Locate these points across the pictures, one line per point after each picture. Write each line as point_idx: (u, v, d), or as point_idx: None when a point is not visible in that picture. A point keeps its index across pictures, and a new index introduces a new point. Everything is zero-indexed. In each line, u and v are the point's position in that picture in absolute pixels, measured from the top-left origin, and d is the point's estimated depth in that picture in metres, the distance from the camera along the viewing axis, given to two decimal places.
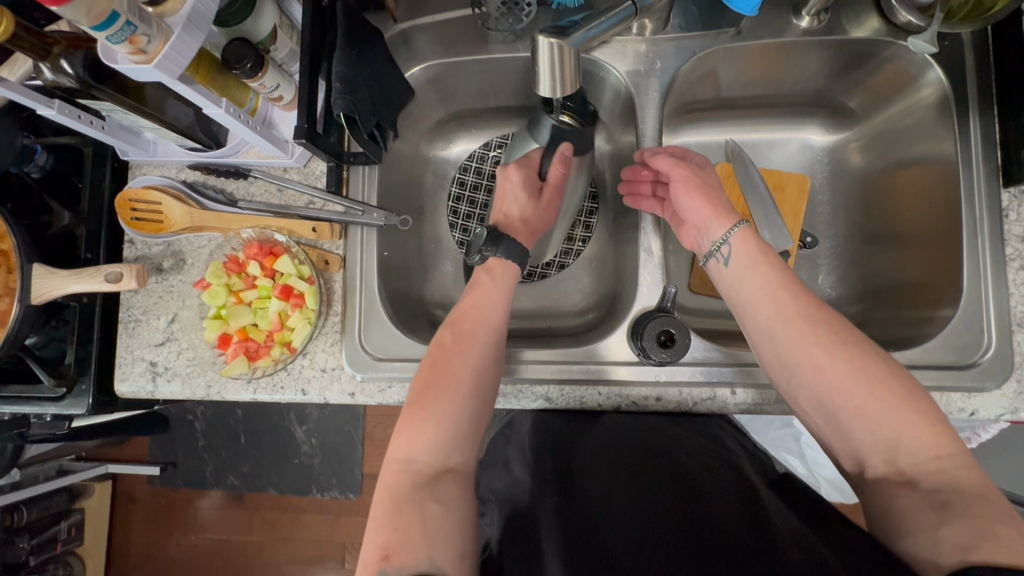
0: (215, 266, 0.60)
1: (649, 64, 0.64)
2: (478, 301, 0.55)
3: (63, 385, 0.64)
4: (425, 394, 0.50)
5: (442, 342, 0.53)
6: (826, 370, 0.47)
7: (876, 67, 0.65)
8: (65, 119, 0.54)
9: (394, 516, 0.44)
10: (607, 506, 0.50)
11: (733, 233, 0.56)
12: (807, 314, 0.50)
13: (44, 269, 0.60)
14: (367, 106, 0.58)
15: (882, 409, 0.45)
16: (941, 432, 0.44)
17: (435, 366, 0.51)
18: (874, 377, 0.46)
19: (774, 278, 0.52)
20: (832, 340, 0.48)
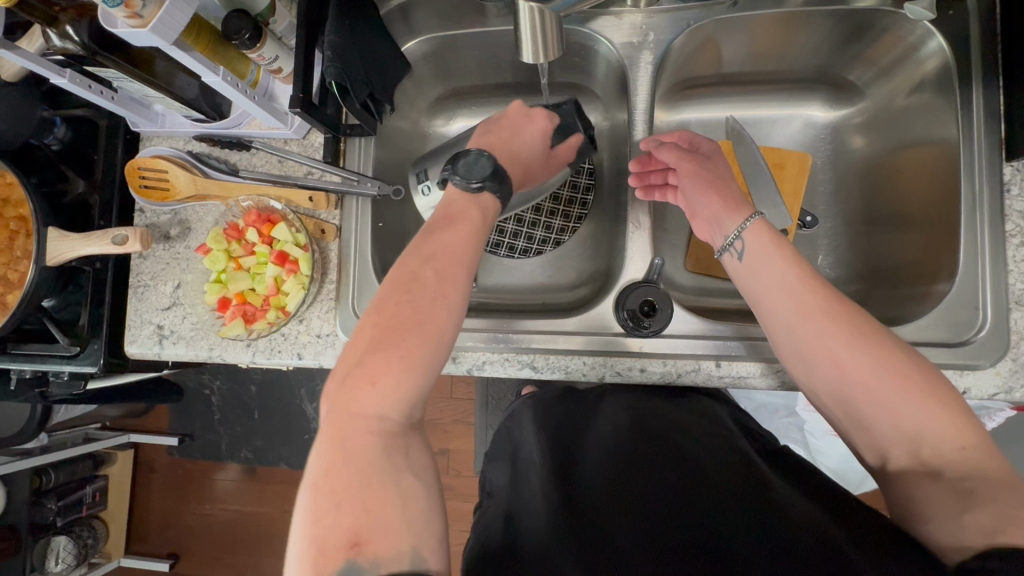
0: (215, 232, 0.63)
1: (643, 36, 0.64)
2: (462, 242, 0.48)
3: (77, 344, 0.67)
4: (397, 338, 0.43)
5: (424, 281, 0.45)
6: (847, 371, 0.44)
7: (878, 38, 0.63)
8: (76, 89, 0.57)
9: (359, 492, 0.38)
10: (604, 499, 0.49)
11: (751, 221, 0.52)
12: (828, 308, 0.46)
13: (58, 233, 0.63)
14: (360, 76, 0.59)
15: (906, 405, 0.42)
16: (963, 421, 0.42)
17: (412, 315, 0.44)
18: (897, 375, 0.43)
19: (792, 268, 0.48)
20: (855, 338, 0.44)
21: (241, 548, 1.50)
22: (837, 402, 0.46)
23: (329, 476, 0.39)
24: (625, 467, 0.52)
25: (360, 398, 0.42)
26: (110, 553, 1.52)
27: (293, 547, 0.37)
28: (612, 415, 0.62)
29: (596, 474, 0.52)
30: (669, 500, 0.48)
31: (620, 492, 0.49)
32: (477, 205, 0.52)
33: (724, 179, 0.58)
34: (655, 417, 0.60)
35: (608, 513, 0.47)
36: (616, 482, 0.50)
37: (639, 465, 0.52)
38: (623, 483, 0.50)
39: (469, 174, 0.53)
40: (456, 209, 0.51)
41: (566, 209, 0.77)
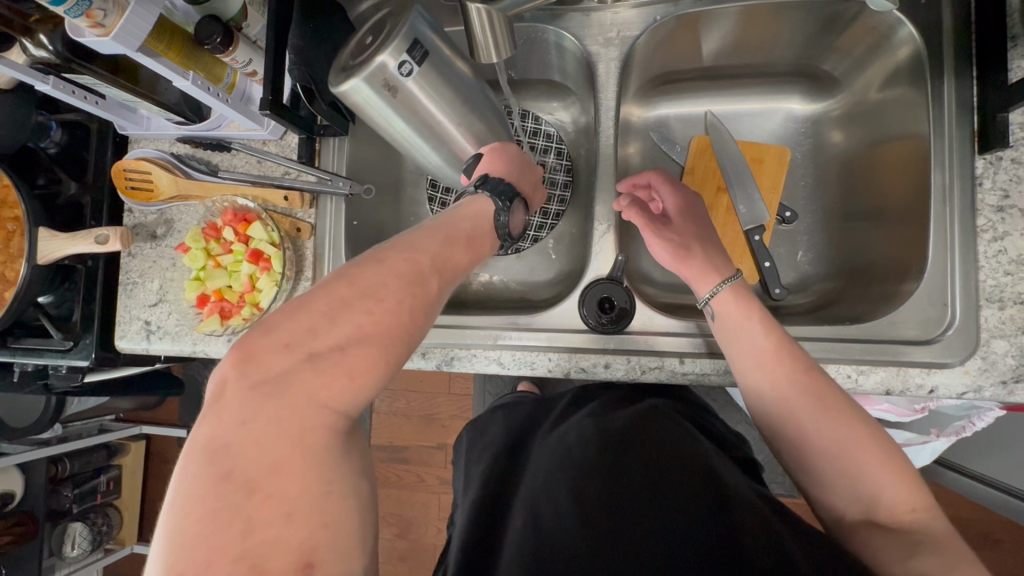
0: (194, 231, 0.65)
1: (611, 31, 0.64)
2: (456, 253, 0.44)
3: (70, 338, 0.70)
4: (388, 333, 0.39)
5: (421, 292, 0.41)
6: (812, 435, 0.46)
7: (851, 27, 0.62)
8: (60, 94, 0.59)
9: (271, 486, 0.32)
10: (567, 516, 0.47)
11: (725, 287, 0.54)
12: (796, 374, 0.47)
13: (48, 232, 0.66)
14: (327, 76, 0.60)
15: (860, 466, 0.44)
16: (915, 485, 0.43)
17: (401, 326, 0.39)
18: (857, 440, 0.44)
19: (764, 332, 0.50)
20: (819, 404, 0.46)
21: None
22: (799, 463, 0.47)
23: (260, 468, 0.33)
24: (590, 483, 0.50)
25: (320, 394, 0.36)
26: (124, 540, 1.58)
27: (182, 545, 0.30)
28: (581, 418, 0.61)
29: (559, 490, 0.50)
30: (632, 519, 0.46)
31: (585, 509, 0.47)
32: (492, 242, 0.51)
33: (695, 243, 0.57)
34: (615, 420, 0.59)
35: (570, 534, 0.45)
36: (580, 497, 0.48)
37: (604, 480, 0.50)
38: (589, 501, 0.48)
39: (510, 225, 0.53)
40: (475, 227, 0.48)
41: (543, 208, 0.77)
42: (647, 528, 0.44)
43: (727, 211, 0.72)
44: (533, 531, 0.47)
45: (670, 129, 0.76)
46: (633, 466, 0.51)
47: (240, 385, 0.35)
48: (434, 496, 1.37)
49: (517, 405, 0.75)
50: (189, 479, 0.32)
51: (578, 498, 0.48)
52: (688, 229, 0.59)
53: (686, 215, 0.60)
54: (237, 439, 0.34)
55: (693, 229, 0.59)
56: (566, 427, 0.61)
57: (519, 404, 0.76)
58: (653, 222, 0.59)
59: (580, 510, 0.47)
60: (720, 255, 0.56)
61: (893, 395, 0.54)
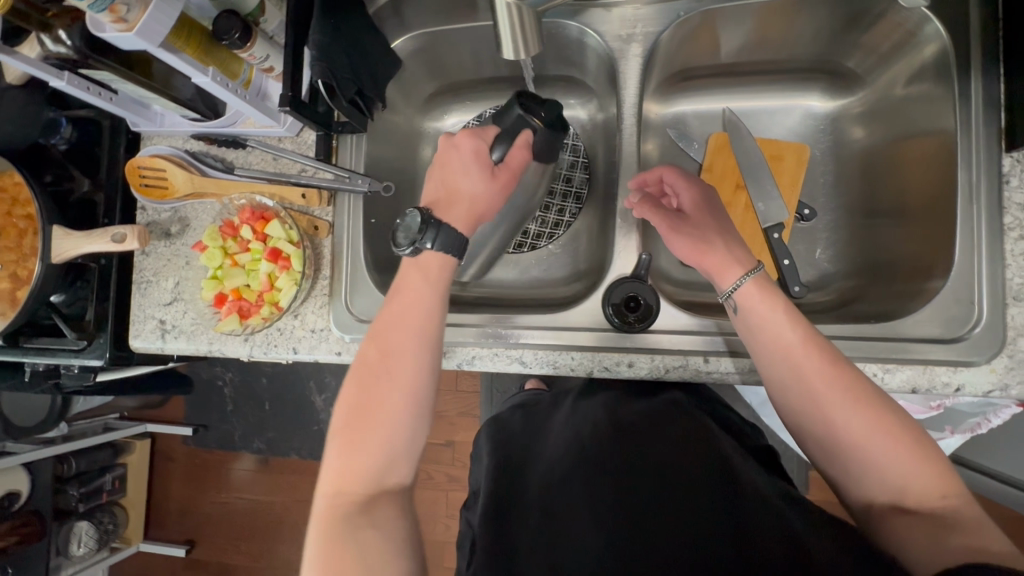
0: (211, 230, 0.64)
1: (633, 27, 0.63)
2: (412, 308, 0.51)
3: (84, 338, 0.69)
4: (377, 395, 0.48)
5: (366, 363, 0.50)
6: (839, 426, 0.45)
7: (875, 24, 0.61)
8: (75, 91, 0.58)
9: (338, 554, 0.42)
10: (586, 517, 0.47)
11: (748, 279, 0.52)
12: (824, 367, 0.47)
13: (62, 230, 0.65)
14: (346, 72, 0.60)
15: (888, 454, 0.44)
16: (942, 470, 0.43)
17: (363, 395, 0.48)
18: (886, 430, 0.44)
19: (789, 324, 0.49)
20: (847, 395, 0.45)
21: (255, 535, 1.54)
22: (827, 453, 0.47)
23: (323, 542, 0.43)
24: (603, 480, 0.50)
25: (347, 471, 0.47)
26: (130, 538, 1.57)
27: None
28: (597, 411, 0.60)
29: (574, 485, 0.50)
30: (641, 517, 0.46)
31: (599, 509, 0.47)
32: (422, 272, 0.53)
33: (716, 237, 0.56)
34: (631, 411, 0.59)
35: (583, 535, 0.46)
36: (595, 497, 0.48)
37: (618, 478, 0.50)
38: (603, 500, 0.48)
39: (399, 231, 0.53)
40: (416, 267, 0.53)
41: (560, 205, 0.77)
42: (655, 529, 0.45)
43: (746, 209, 0.71)
44: (546, 530, 0.47)
45: (689, 126, 0.75)
46: (649, 461, 0.51)
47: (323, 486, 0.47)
48: (443, 493, 1.37)
49: (534, 400, 0.74)
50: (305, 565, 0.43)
51: (590, 496, 0.49)
52: (710, 223, 0.57)
53: (705, 210, 0.58)
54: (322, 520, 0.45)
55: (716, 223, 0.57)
56: (582, 416, 0.60)
57: (537, 401, 0.74)
58: (666, 220, 0.58)
59: (595, 510, 0.47)
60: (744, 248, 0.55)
61: (919, 393, 0.54)
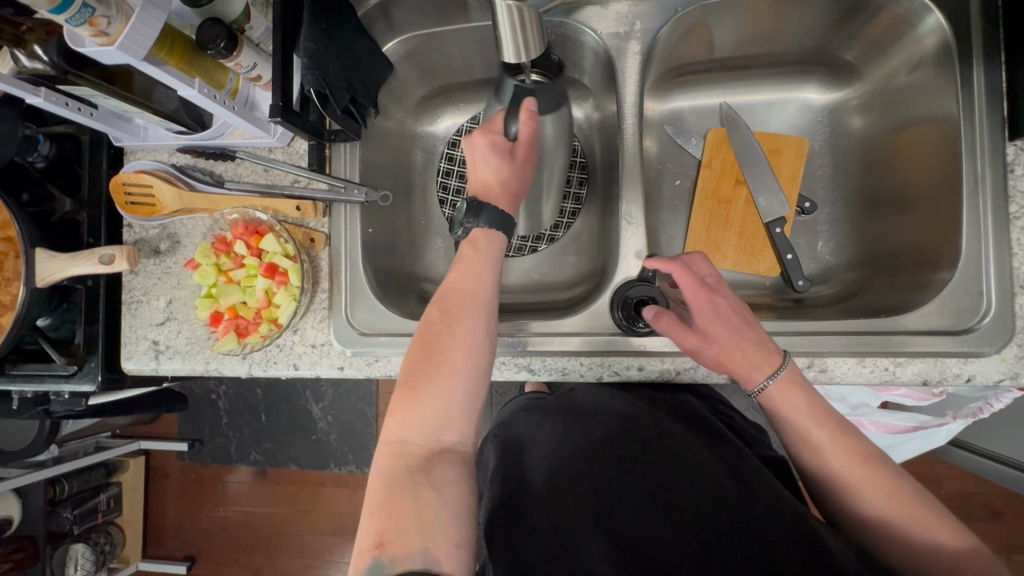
0: (204, 247, 0.62)
1: (629, 25, 0.62)
2: (462, 280, 0.51)
3: (75, 362, 0.66)
4: (431, 354, 0.49)
5: (429, 320, 0.50)
6: (873, 522, 0.45)
7: (874, 15, 0.61)
8: (53, 107, 0.55)
9: (391, 503, 0.44)
10: (593, 529, 0.46)
11: (773, 381, 0.50)
12: (853, 465, 0.46)
13: (46, 253, 0.63)
14: (339, 80, 0.58)
15: (920, 545, 0.43)
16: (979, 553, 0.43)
17: (424, 351, 0.49)
18: (920, 514, 0.44)
19: (815, 422, 0.49)
20: (879, 488, 0.45)
21: (256, 548, 1.52)
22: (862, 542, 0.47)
23: (380, 501, 0.44)
24: (613, 486, 0.49)
25: (402, 426, 0.47)
26: (128, 558, 1.54)
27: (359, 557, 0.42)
28: (615, 405, 0.58)
29: (584, 487, 0.49)
30: (662, 520, 0.46)
31: (613, 525, 0.46)
32: (472, 244, 0.53)
33: (733, 346, 0.52)
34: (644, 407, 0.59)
35: (595, 548, 0.45)
36: (611, 502, 0.48)
37: (632, 485, 0.49)
38: (618, 510, 0.47)
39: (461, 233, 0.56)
40: (470, 244, 0.53)
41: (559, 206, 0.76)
42: (687, 527, 0.45)
43: (746, 205, 0.71)
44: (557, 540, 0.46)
45: (686, 122, 0.75)
46: (659, 464, 0.50)
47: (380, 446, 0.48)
48: None
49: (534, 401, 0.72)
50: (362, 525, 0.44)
51: (596, 500, 0.48)
52: (723, 335, 0.52)
53: (716, 315, 0.53)
54: (376, 481, 0.46)
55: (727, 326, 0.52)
56: (593, 412, 0.59)
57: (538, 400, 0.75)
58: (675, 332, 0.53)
59: (605, 518, 0.47)
60: (762, 348, 0.51)
61: (930, 385, 0.55)
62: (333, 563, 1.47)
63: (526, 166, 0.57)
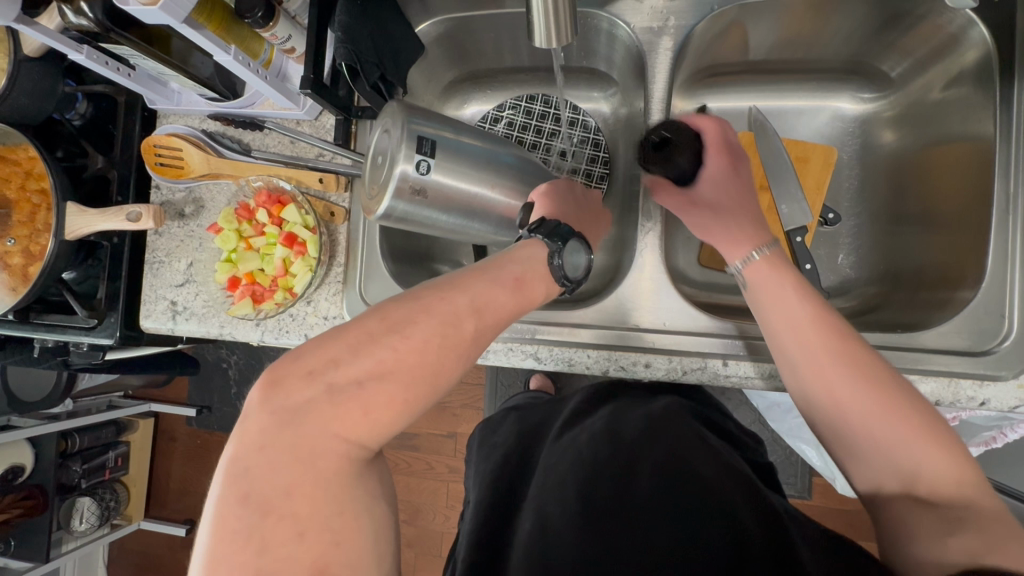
0: (227, 212, 0.63)
1: (663, 20, 0.62)
2: (486, 305, 0.41)
3: (95, 317, 0.68)
4: (424, 360, 0.38)
5: (459, 337, 0.39)
6: (846, 405, 0.44)
7: (916, 25, 0.60)
8: (93, 65, 0.57)
9: (294, 512, 0.32)
10: (570, 512, 0.47)
11: (759, 254, 0.53)
12: (829, 341, 0.46)
13: (76, 207, 0.65)
14: (371, 56, 0.58)
15: (897, 439, 0.42)
16: (955, 456, 0.41)
17: (421, 355, 0.38)
18: (893, 403, 0.43)
19: (799, 299, 0.48)
20: (854, 373, 0.44)
21: None
22: (827, 442, 0.47)
23: (278, 491, 0.33)
24: (598, 475, 0.51)
25: (349, 422, 0.36)
26: (131, 516, 1.56)
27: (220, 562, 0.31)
28: (599, 419, 0.61)
29: (567, 479, 0.51)
30: (637, 504, 0.47)
31: (596, 505, 0.47)
32: (549, 287, 0.48)
33: (726, 213, 0.57)
34: (631, 413, 0.61)
35: (569, 531, 0.46)
36: (588, 488, 0.49)
37: (610, 473, 0.50)
38: (600, 494, 0.48)
39: (570, 272, 0.50)
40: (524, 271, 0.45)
41: None
42: (654, 513, 0.46)
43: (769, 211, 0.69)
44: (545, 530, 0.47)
45: None
46: (641, 458, 0.51)
47: (285, 422, 0.34)
48: (443, 483, 1.35)
49: (531, 409, 0.75)
50: (219, 508, 0.32)
51: (583, 484, 0.50)
52: (722, 200, 0.58)
53: (726, 182, 0.59)
54: (272, 472, 0.33)
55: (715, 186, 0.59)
56: (582, 426, 0.61)
57: (536, 406, 0.76)
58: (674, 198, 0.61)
59: (584, 502, 0.48)
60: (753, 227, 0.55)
61: (942, 405, 0.54)
62: None
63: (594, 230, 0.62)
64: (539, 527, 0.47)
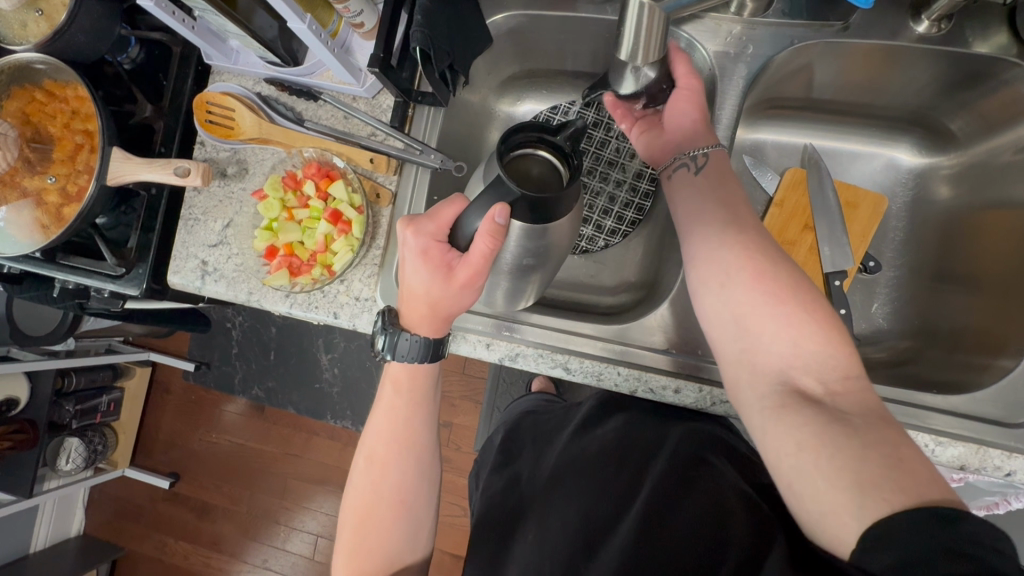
0: (274, 179, 0.64)
1: (741, 47, 0.61)
2: (392, 423, 0.56)
3: (123, 266, 0.67)
4: (371, 506, 0.55)
5: (373, 479, 0.55)
6: (767, 279, 0.46)
7: (994, 90, 0.59)
8: (159, 13, 0.56)
9: None
10: (571, 531, 0.51)
11: (707, 150, 0.56)
12: (755, 227, 0.50)
13: (122, 154, 0.64)
14: (445, 44, 0.58)
15: (810, 322, 0.44)
16: (850, 353, 0.44)
17: (366, 504, 0.55)
18: (804, 283, 0.46)
19: (735, 198, 0.53)
20: (777, 255, 0.48)
21: (238, 480, 1.54)
22: (728, 322, 0.48)
23: None
24: (592, 494, 0.54)
25: (366, 552, 0.54)
26: (116, 462, 1.57)
27: None
28: (612, 425, 0.62)
29: (570, 495, 0.55)
30: (631, 522, 0.49)
31: (586, 526, 0.51)
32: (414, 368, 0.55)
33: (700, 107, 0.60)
34: (647, 424, 0.61)
35: (563, 548, 0.50)
36: (589, 508, 0.52)
37: (610, 491, 0.53)
38: (591, 512, 0.52)
39: (400, 350, 0.53)
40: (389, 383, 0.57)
41: (620, 212, 0.76)
42: (646, 532, 0.48)
43: (809, 251, 0.67)
44: (545, 549, 0.51)
45: (766, 155, 0.73)
46: (642, 476, 0.54)
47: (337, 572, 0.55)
48: None
49: (545, 412, 0.76)
50: None
51: (576, 500, 0.54)
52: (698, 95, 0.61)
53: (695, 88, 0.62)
54: None
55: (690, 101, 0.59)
56: (594, 430, 0.62)
57: (550, 410, 0.76)
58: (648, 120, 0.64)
59: (585, 520, 0.52)
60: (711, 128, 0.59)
61: (967, 470, 0.54)
62: (307, 509, 1.49)
63: (469, 291, 0.49)
64: (541, 539, 0.53)
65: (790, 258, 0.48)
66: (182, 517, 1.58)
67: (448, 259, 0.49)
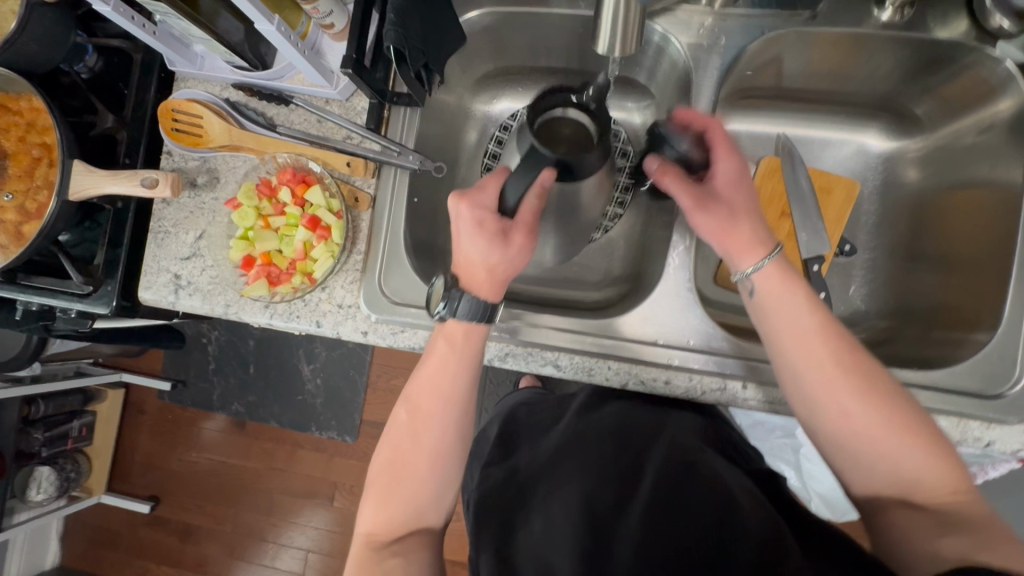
0: (247, 186, 0.63)
1: (713, 39, 0.62)
2: (439, 376, 0.53)
3: (91, 284, 0.64)
4: (403, 460, 0.53)
5: (409, 428, 0.54)
6: (854, 418, 0.48)
7: (956, 74, 0.62)
8: (118, 18, 0.54)
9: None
10: (574, 516, 0.49)
11: (767, 261, 0.53)
12: (839, 354, 0.49)
13: (84, 166, 0.61)
14: (419, 43, 0.57)
15: (904, 451, 0.47)
16: (951, 467, 0.46)
17: (394, 460, 0.53)
18: (890, 424, 0.47)
19: (808, 309, 0.51)
20: (856, 388, 0.48)
21: (221, 498, 1.49)
22: (821, 442, 0.51)
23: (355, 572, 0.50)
24: (609, 475, 0.53)
25: (386, 515, 0.52)
26: (91, 489, 1.51)
27: None
28: (608, 411, 0.62)
29: (574, 474, 0.53)
30: (642, 505, 0.49)
31: (593, 506, 0.50)
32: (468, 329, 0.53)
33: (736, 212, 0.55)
34: (640, 413, 0.62)
35: (571, 534, 0.48)
36: (592, 493, 0.51)
37: (616, 477, 0.52)
38: (597, 488, 0.51)
39: (462, 312, 0.51)
40: (446, 330, 0.53)
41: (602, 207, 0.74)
42: (655, 517, 0.47)
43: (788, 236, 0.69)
44: (553, 530, 0.49)
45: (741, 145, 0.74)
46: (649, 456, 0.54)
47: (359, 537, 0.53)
48: None
49: (540, 402, 0.75)
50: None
51: (595, 475, 0.53)
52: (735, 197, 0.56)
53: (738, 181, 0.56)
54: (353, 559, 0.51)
55: (711, 220, 0.55)
56: (593, 415, 0.62)
57: (543, 401, 0.76)
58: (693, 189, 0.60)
59: (589, 508, 0.49)
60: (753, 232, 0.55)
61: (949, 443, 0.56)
62: (295, 524, 1.45)
63: (527, 247, 0.50)
64: (547, 528, 0.50)
65: (879, 382, 0.48)
66: (163, 540, 1.53)
67: (502, 226, 0.49)
